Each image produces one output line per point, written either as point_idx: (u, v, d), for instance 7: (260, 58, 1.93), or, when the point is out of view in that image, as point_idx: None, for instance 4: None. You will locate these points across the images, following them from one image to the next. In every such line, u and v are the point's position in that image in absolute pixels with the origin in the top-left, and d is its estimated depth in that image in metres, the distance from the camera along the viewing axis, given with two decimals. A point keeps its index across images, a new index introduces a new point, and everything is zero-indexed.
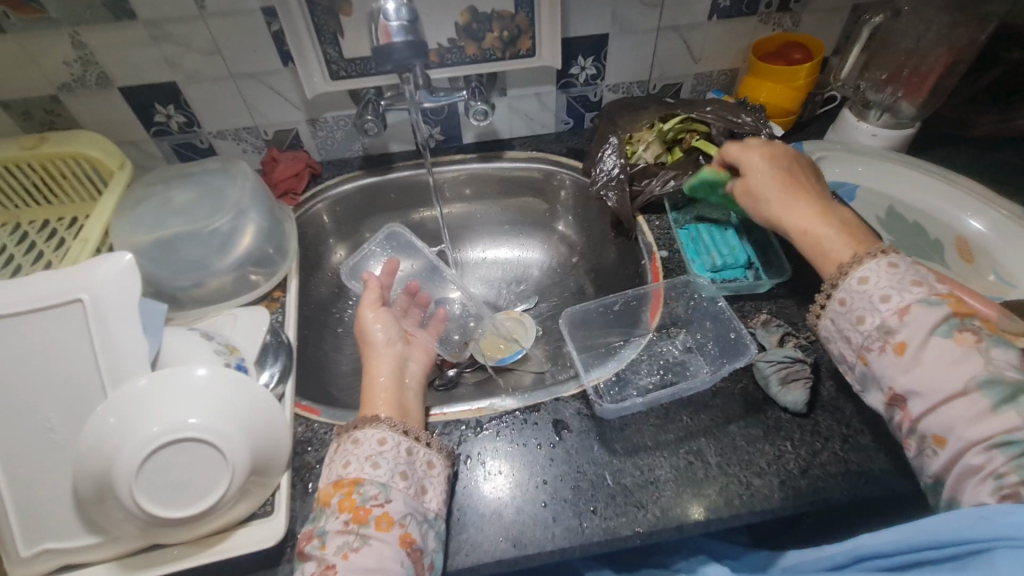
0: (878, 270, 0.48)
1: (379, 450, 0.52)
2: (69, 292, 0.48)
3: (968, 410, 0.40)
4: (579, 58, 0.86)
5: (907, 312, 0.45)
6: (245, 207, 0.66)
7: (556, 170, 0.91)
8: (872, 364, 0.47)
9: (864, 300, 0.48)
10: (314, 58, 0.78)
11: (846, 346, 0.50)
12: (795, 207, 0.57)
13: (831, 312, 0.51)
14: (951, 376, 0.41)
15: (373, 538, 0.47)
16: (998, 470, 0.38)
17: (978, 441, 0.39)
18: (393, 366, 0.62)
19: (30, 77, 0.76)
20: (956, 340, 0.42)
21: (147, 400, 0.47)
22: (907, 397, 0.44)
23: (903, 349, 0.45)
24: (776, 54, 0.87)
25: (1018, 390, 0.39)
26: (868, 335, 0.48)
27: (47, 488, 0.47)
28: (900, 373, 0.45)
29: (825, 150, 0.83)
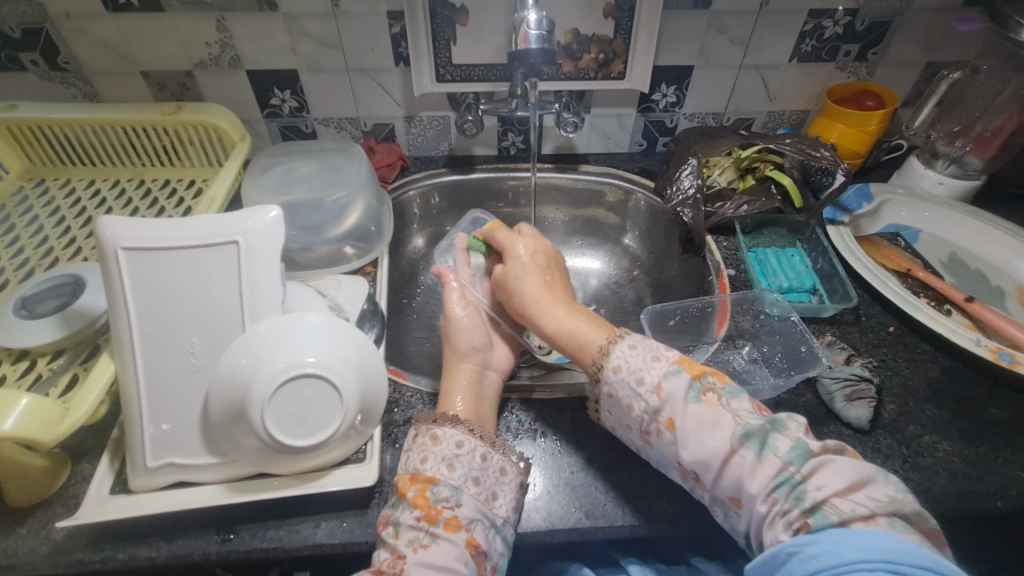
0: (635, 349, 0.54)
1: (456, 453, 0.53)
2: (224, 234, 0.54)
3: (744, 465, 0.46)
4: (662, 85, 0.92)
5: (659, 389, 0.51)
6: (360, 184, 0.73)
7: (628, 187, 0.97)
8: (655, 447, 0.52)
9: (624, 388, 0.53)
10: (425, 60, 0.85)
11: (629, 435, 0.54)
12: (534, 291, 0.63)
13: (605, 404, 0.55)
14: (713, 442, 0.48)
15: (441, 538, 0.48)
16: (782, 508, 0.44)
17: (760, 493, 0.45)
18: (473, 372, 0.63)
19: (173, 53, 0.84)
20: (704, 403, 0.50)
21: (278, 339, 0.52)
22: (693, 470, 0.49)
23: (672, 425, 0.50)
24: (850, 99, 0.92)
25: (758, 437, 0.47)
26: (642, 419, 0.52)
27: (179, 407, 0.53)
28: (679, 447, 0.49)
29: (889, 194, 0.86)
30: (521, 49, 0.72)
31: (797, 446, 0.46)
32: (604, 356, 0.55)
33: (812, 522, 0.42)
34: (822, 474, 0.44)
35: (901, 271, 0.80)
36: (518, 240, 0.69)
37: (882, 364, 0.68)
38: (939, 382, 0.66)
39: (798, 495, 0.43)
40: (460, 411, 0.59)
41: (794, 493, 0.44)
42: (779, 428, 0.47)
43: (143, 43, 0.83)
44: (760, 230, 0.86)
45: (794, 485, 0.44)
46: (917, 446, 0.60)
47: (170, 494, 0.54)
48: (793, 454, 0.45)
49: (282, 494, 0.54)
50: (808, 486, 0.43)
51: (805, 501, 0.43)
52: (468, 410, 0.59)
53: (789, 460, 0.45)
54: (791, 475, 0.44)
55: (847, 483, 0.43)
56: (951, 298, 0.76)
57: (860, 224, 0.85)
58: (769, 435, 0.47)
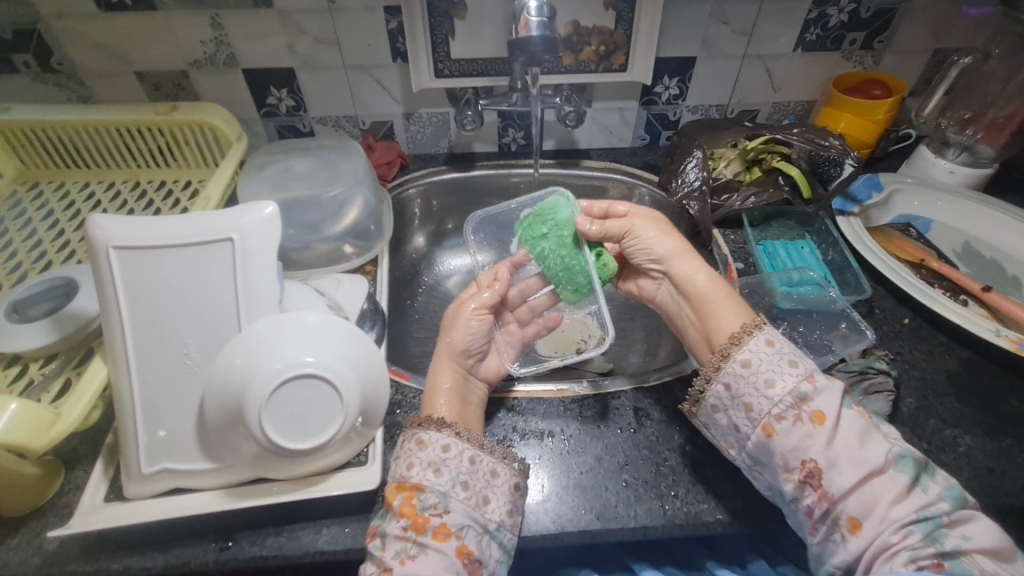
0: (779, 337, 0.52)
1: (442, 457, 0.51)
2: (219, 232, 0.52)
3: (891, 487, 0.44)
4: (665, 77, 0.90)
5: (815, 377, 0.49)
6: (359, 181, 0.72)
7: (632, 182, 0.95)
8: (778, 437, 0.48)
9: (773, 363, 0.50)
10: (424, 55, 0.84)
11: (740, 417, 0.51)
12: (665, 243, 0.62)
13: (730, 372, 0.52)
14: (868, 453, 0.45)
15: (430, 548, 0.47)
16: (916, 544, 0.42)
17: (900, 521, 0.43)
18: (459, 374, 0.60)
19: (167, 52, 0.83)
20: (856, 413, 0.48)
21: (274, 340, 0.50)
22: (825, 474, 0.46)
23: (820, 418, 0.47)
24: (858, 88, 0.90)
25: (915, 465, 0.46)
26: (779, 401, 0.49)
27: (174, 411, 0.51)
28: (816, 443, 0.46)
29: (899, 182, 0.84)
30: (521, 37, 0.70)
31: (950, 491, 0.45)
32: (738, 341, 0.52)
33: (946, 566, 0.41)
34: (967, 526, 0.43)
35: (914, 262, 0.78)
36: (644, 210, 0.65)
37: (899, 356, 0.66)
38: (959, 374, 0.64)
39: (938, 536, 0.42)
40: (444, 412, 0.56)
41: (933, 533, 0.43)
42: (931, 470, 0.46)
43: (137, 43, 0.82)
44: (769, 222, 0.84)
45: (937, 526, 0.43)
46: (939, 441, 0.58)
47: (166, 501, 0.52)
48: (948, 494, 0.44)
49: (281, 500, 0.52)
50: (953, 533, 0.42)
51: (944, 544, 0.42)
52: (454, 412, 0.56)
53: (945, 497, 0.44)
54: (939, 514, 0.43)
55: (992, 545, 0.42)
56: (966, 288, 0.73)
57: (870, 215, 0.84)
58: (923, 473, 0.46)
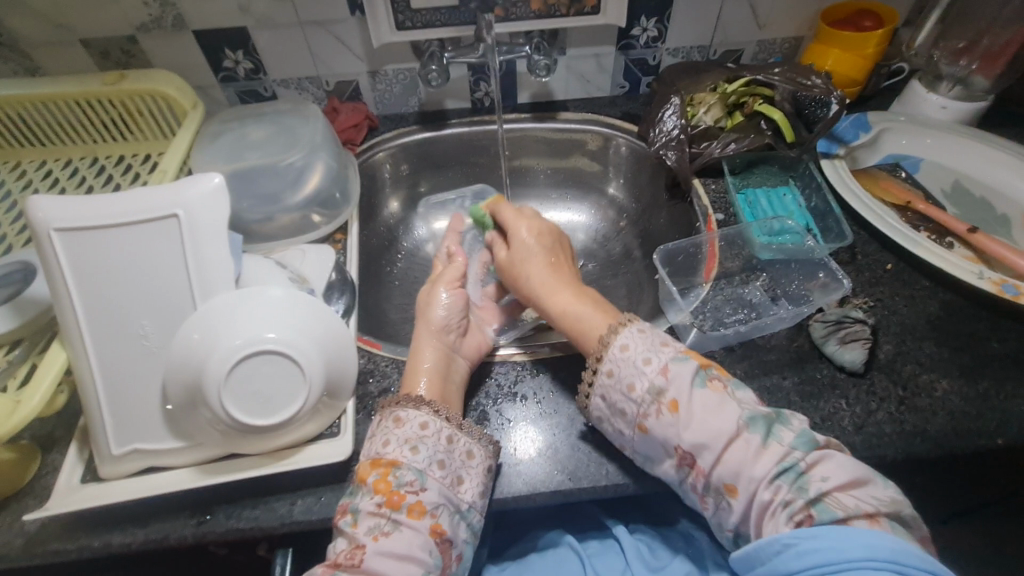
0: (635, 338, 0.52)
1: (420, 435, 0.51)
2: (165, 208, 0.50)
3: (747, 449, 0.45)
4: (641, 18, 0.85)
5: (666, 371, 0.49)
6: (317, 146, 0.69)
7: (611, 132, 0.91)
8: (652, 432, 0.48)
9: (628, 367, 0.51)
10: (382, 7, 0.79)
11: (623, 437, 0.51)
12: (541, 274, 0.62)
13: (599, 385, 0.52)
14: (718, 423, 0.47)
15: (404, 526, 0.47)
16: (788, 498, 0.44)
17: (765, 477, 0.45)
18: (444, 354, 0.59)
19: (110, 16, 0.78)
20: (710, 389, 0.48)
21: (230, 316, 0.49)
22: (693, 453, 0.47)
23: (675, 407, 0.48)
24: (848, 20, 0.85)
25: (763, 421, 0.47)
26: (641, 401, 0.49)
27: (137, 393, 0.50)
28: (676, 433, 0.47)
29: (888, 121, 0.81)
30: None
31: (803, 436, 0.46)
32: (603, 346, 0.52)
33: (816, 516, 0.43)
34: (824, 465, 0.45)
35: (900, 205, 0.75)
36: (521, 219, 0.66)
37: (879, 303, 0.65)
38: (940, 318, 0.63)
39: (802, 484, 0.44)
40: (424, 392, 0.55)
41: (797, 480, 0.44)
42: (784, 419, 0.47)
43: (77, 8, 0.77)
44: (752, 168, 0.80)
45: (799, 473, 0.44)
46: (915, 386, 0.58)
47: (140, 480, 0.52)
48: (800, 441, 0.46)
49: (254, 474, 0.53)
50: (813, 476, 0.44)
51: (809, 491, 0.43)
52: (434, 389, 0.56)
53: (795, 445, 0.45)
54: (796, 461, 0.45)
55: (849, 478, 0.44)
56: (952, 230, 0.71)
57: (856, 156, 0.80)
58: (775, 423, 0.47)
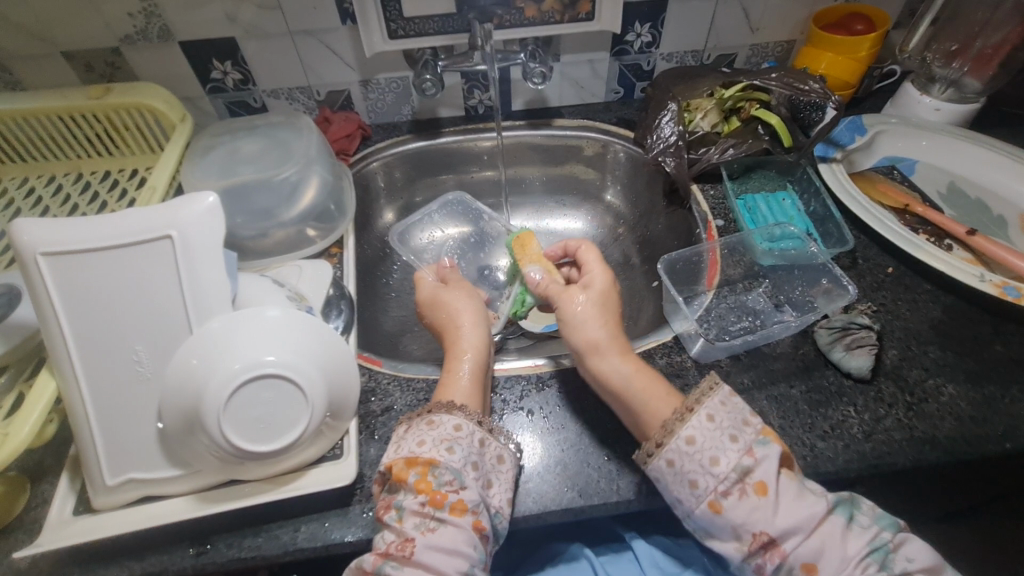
0: (717, 407, 0.49)
1: (454, 436, 0.50)
2: (156, 230, 0.48)
3: (834, 537, 0.43)
4: (636, 24, 0.85)
5: (752, 452, 0.46)
6: (311, 159, 0.67)
7: (607, 139, 0.91)
8: (727, 513, 0.45)
9: (715, 440, 0.47)
10: (374, 15, 0.77)
11: (683, 492, 0.47)
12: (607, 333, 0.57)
13: (671, 450, 0.48)
14: (808, 510, 0.44)
15: (449, 522, 0.46)
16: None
17: (855, 557, 0.43)
18: (479, 345, 0.60)
19: (94, 28, 0.76)
20: (789, 475, 0.46)
21: (227, 339, 0.48)
22: (779, 541, 0.43)
23: (763, 489, 0.45)
24: (838, 25, 0.86)
25: (847, 505, 0.46)
26: (724, 478, 0.46)
27: (132, 420, 0.49)
28: (768, 516, 0.44)
29: (883, 124, 0.81)
30: None
31: (883, 520, 0.45)
32: (677, 422, 0.49)
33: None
34: (908, 546, 0.44)
35: (898, 208, 0.75)
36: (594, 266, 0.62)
37: (882, 308, 0.65)
38: (942, 322, 0.63)
39: (888, 561, 0.43)
40: (459, 397, 0.55)
41: (884, 560, 0.43)
42: (857, 505, 0.47)
43: (59, 20, 0.74)
44: (749, 174, 0.80)
45: (884, 551, 0.43)
46: (921, 392, 0.58)
47: (136, 511, 0.50)
48: (882, 522, 0.45)
49: (255, 501, 0.51)
50: (901, 556, 0.43)
51: (897, 570, 0.42)
52: (468, 395, 0.55)
53: (883, 525, 0.44)
54: (885, 542, 0.43)
55: (932, 557, 0.43)
56: (951, 232, 0.71)
57: (853, 159, 0.80)
58: (854, 509, 0.46)
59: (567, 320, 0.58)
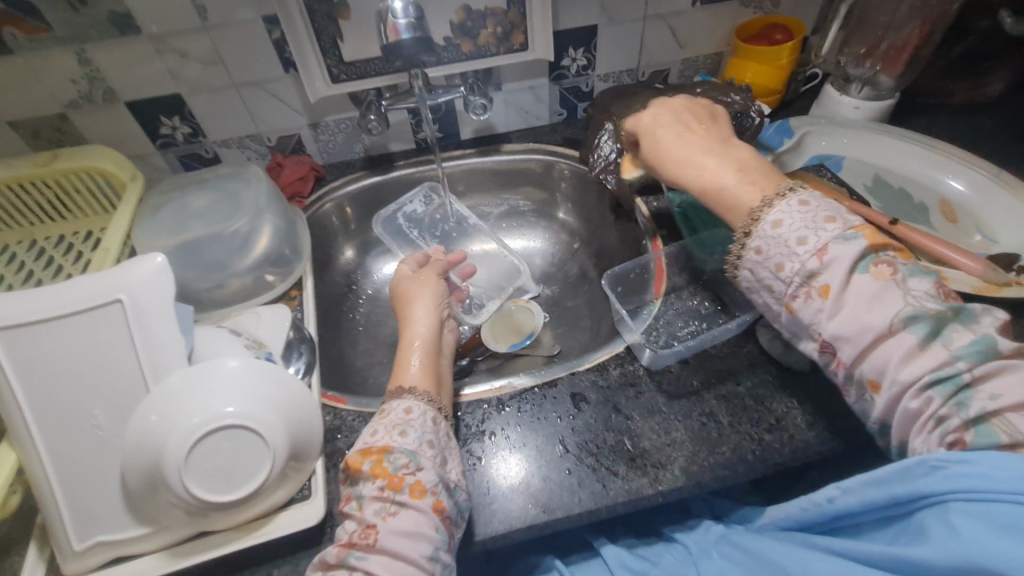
0: (790, 212, 0.48)
1: (406, 420, 0.54)
2: (106, 295, 0.50)
3: (899, 349, 0.41)
4: (570, 50, 0.89)
5: (825, 251, 0.45)
6: (261, 208, 0.69)
7: (554, 159, 0.94)
8: (799, 312, 0.47)
9: (780, 246, 0.47)
10: (315, 63, 0.81)
11: (773, 278, 0.48)
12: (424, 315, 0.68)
13: (748, 261, 0.50)
14: (874, 316, 0.43)
15: (407, 505, 0.48)
16: (941, 412, 0.40)
17: (912, 383, 0.41)
18: (431, 329, 0.66)
19: (38, 96, 0.77)
20: (874, 274, 0.44)
21: (186, 395, 0.49)
22: (835, 344, 0.45)
23: (828, 291, 0.45)
24: (759, 35, 0.91)
25: (930, 321, 0.41)
26: (790, 283, 0.47)
27: (95, 483, 0.49)
28: (824, 317, 0.45)
29: (809, 125, 0.86)
30: (392, 41, 0.62)
31: (980, 342, 0.39)
32: (755, 218, 0.49)
33: (972, 439, 0.38)
34: (997, 380, 0.38)
35: (828, 204, 0.79)
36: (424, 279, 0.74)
37: None
38: None
39: (964, 401, 0.39)
40: (413, 380, 0.59)
41: (960, 398, 0.39)
42: (966, 317, 0.41)
43: (1, 90, 0.75)
44: None
45: (961, 386, 0.39)
46: None
47: (106, 573, 0.51)
48: (969, 350, 0.39)
49: (225, 550, 0.52)
50: (979, 393, 0.38)
51: (970, 409, 0.38)
52: (423, 379, 0.60)
53: (962, 355, 0.39)
54: (959, 371, 0.39)
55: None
56: (877, 223, 0.75)
57: (785, 160, 0.84)
58: (944, 325, 0.41)
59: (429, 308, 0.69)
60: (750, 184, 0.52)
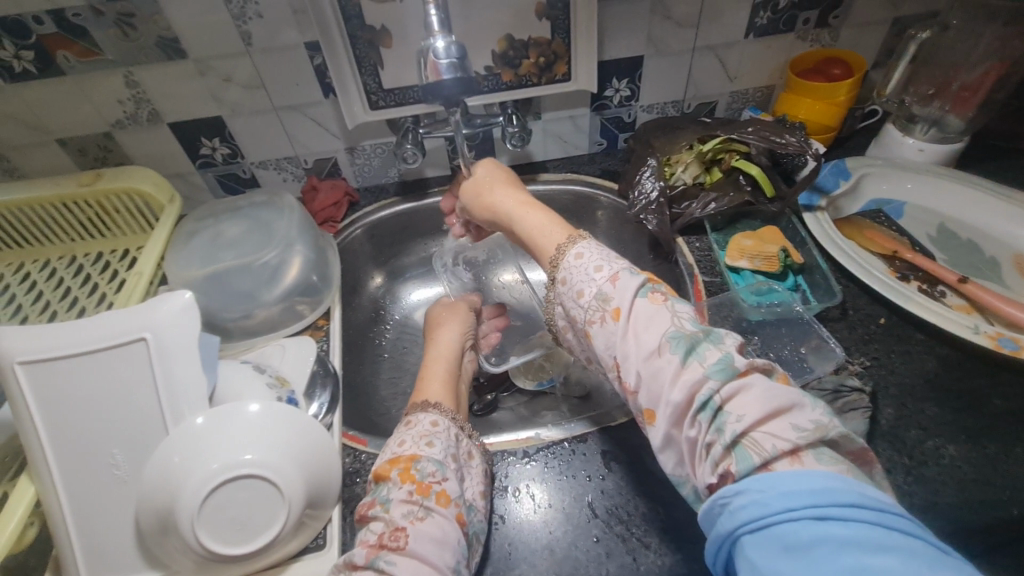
0: (590, 249, 0.51)
1: (432, 431, 0.54)
2: (133, 331, 0.50)
3: (665, 372, 0.41)
4: (613, 80, 0.86)
5: (615, 279, 0.47)
6: (292, 239, 0.69)
7: (592, 192, 0.91)
8: (595, 340, 0.47)
9: (580, 274, 0.49)
10: (354, 89, 0.80)
11: (574, 305, 0.49)
12: (449, 336, 0.72)
13: (558, 294, 0.52)
14: (650, 338, 0.43)
15: (436, 511, 0.47)
16: (708, 440, 0.38)
17: (680, 405, 0.40)
18: (451, 354, 0.69)
19: (86, 116, 0.79)
20: (651, 300, 0.46)
21: (205, 438, 0.47)
22: (623, 370, 0.44)
23: (619, 314, 0.46)
24: (815, 70, 0.86)
25: (687, 342, 0.42)
26: (589, 308, 0.48)
27: (109, 524, 0.48)
28: (616, 340, 0.45)
29: (868, 167, 0.81)
30: (432, 82, 0.60)
31: (721, 367, 0.40)
32: (559, 254, 0.53)
33: (734, 465, 0.36)
34: (738, 399, 0.38)
35: (886, 254, 0.74)
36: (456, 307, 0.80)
37: (876, 363, 0.63)
38: (939, 376, 0.61)
39: (719, 425, 0.38)
40: (433, 395, 0.60)
41: (715, 417, 0.38)
42: (713, 340, 0.42)
43: (52, 110, 0.77)
44: (734, 225, 0.79)
45: (715, 410, 0.38)
46: (921, 454, 0.55)
47: None
48: (718, 372, 0.40)
49: None
50: (728, 415, 0.38)
51: (726, 433, 0.37)
52: (444, 394, 0.61)
53: (710, 374, 0.39)
54: (711, 394, 0.39)
55: (764, 411, 0.38)
56: (941, 278, 0.69)
57: (838, 205, 0.79)
58: (698, 344, 0.42)
59: (451, 329, 0.74)
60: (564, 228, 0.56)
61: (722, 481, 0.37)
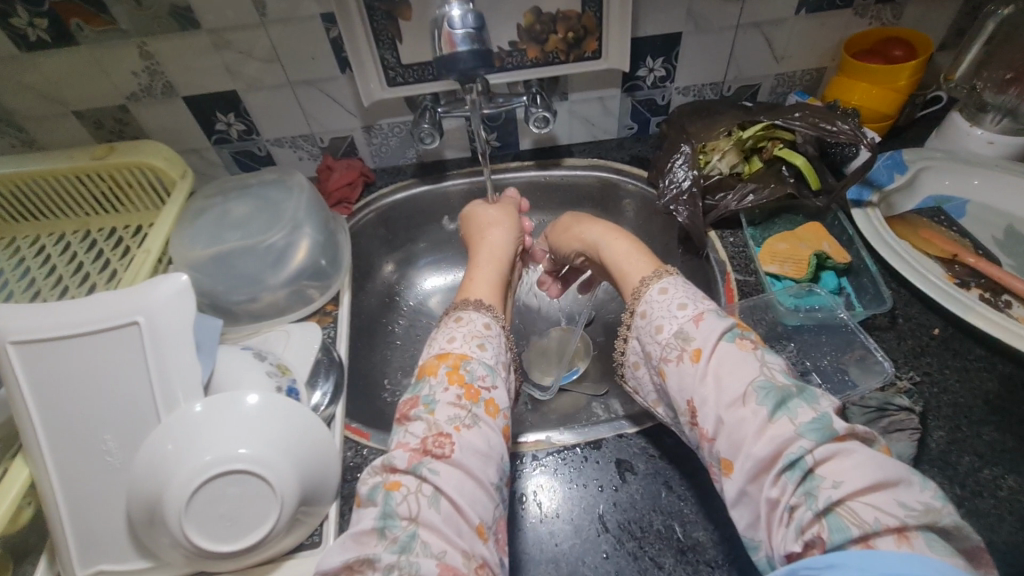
0: (675, 285, 0.50)
1: (484, 333, 0.51)
2: (125, 314, 0.48)
3: (750, 423, 0.38)
4: (647, 59, 0.79)
5: (700, 319, 0.45)
6: (299, 221, 0.66)
7: (619, 179, 0.86)
8: (670, 379, 0.45)
9: (663, 309, 0.48)
10: (371, 63, 0.77)
11: (652, 342, 0.47)
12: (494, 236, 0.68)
13: (636, 327, 0.50)
14: (733, 384, 0.40)
15: (483, 420, 0.44)
16: (793, 502, 0.35)
17: (762, 460, 0.37)
18: (497, 252, 0.66)
19: (102, 88, 0.77)
20: (738, 344, 0.43)
21: (200, 429, 0.45)
22: (698, 413, 0.41)
23: (699, 355, 0.43)
24: (873, 52, 0.78)
25: (778, 394, 0.39)
26: (666, 344, 0.46)
27: (100, 511, 0.46)
28: (695, 381, 0.42)
29: (927, 159, 0.73)
30: (446, 55, 0.56)
31: (818, 425, 0.37)
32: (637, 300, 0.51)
33: (827, 538, 0.33)
34: (839, 464, 0.35)
35: (945, 257, 0.67)
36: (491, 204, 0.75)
37: (927, 378, 0.57)
38: (1000, 397, 0.55)
39: (811, 491, 0.35)
40: (480, 297, 0.58)
41: (807, 481, 0.35)
42: (808, 397, 0.39)
43: (69, 82, 0.76)
44: (775, 218, 0.74)
45: (807, 473, 0.35)
46: (975, 485, 0.50)
47: None
48: (813, 431, 0.36)
49: None
50: (823, 481, 0.35)
51: (818, 500, 0.34)
52: (490, 294, 0.59)
53: (803, 432, 0.36)
54: (803, 453, 0.36)
55: (869, 481, 0.34)
56: (1008, 287, 0.63)
57: (891, 201, 0.72)
58: (791, 398, 0.39)
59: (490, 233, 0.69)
60: (641, 265, 0.56)
61: (806, 551, 0.34)
